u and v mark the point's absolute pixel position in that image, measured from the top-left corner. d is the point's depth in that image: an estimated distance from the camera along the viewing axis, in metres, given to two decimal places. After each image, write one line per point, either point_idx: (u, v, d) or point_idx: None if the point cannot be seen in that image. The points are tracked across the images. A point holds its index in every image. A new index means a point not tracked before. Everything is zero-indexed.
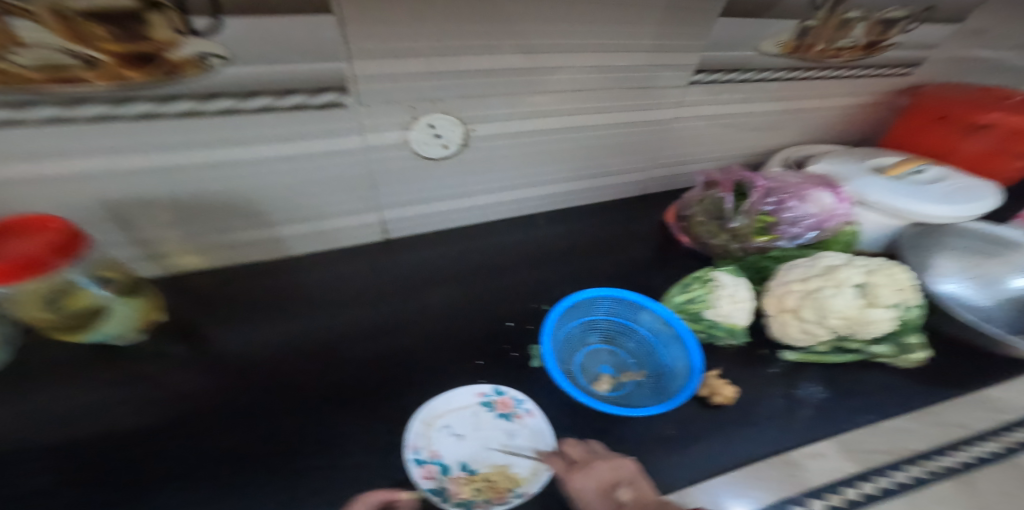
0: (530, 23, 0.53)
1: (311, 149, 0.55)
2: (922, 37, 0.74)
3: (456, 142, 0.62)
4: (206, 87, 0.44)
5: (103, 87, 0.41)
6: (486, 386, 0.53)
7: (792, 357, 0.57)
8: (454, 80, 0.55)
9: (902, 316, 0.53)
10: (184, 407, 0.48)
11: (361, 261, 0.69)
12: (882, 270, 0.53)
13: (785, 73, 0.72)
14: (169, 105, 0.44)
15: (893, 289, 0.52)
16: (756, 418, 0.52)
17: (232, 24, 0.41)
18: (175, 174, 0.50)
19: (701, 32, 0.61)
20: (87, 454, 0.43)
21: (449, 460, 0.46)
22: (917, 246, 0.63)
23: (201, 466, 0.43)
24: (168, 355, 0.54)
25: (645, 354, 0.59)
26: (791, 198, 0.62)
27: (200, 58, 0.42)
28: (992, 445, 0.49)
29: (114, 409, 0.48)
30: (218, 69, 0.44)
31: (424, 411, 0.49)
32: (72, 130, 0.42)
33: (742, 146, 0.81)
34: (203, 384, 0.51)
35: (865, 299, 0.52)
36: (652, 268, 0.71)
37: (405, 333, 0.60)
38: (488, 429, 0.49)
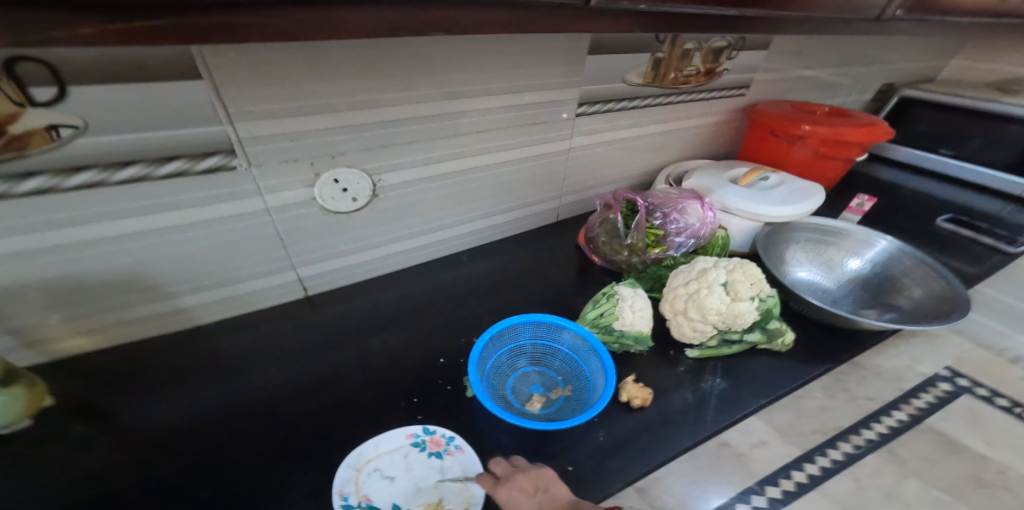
0: (423, 74, 0.56)
1: (210, 214, 0.53)
2: (746, 62, 0.88)
3: (366, 193, 0.62)
4: (68, 159, 0.42)
5: None
6: (417, 426, 0.53)
7: (694, 354, 0.62)
8: (355, 133, 0.56)
9: (762, 307, 0.60)
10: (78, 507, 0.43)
11: (278, 322, 0.66)
12: (739, 268, 0.60)
13: (656, 100, 0.81)
14: (22, 184, 0.41)
15: (750, 283, 0.59)
16: (674, 415, 0.55)
17: (89, 91, 0.40)
18: (48, 253, 0.46)
19: (577, 70, 0.68)
20: None
21: (380, 503, 0.45)
22: (768, 246, 0.71)
23: None
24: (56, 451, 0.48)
25: (570, 370, 0.62)
26: (672, 212, 0.68)
27: (51, 129, 0.40)
28: (869, 433, 0.59)
29: None
30: (70, 140, 0.42)
31: (353, 457, 0.48)
32: None
33: (634, 167, 0.90)
34: (101, 477, 0.46)
35: (729, 296, 0.58)
36: (569, 289, 0.75)
37: (334, 387, 0.58)
38: (421, 467, 0.49)
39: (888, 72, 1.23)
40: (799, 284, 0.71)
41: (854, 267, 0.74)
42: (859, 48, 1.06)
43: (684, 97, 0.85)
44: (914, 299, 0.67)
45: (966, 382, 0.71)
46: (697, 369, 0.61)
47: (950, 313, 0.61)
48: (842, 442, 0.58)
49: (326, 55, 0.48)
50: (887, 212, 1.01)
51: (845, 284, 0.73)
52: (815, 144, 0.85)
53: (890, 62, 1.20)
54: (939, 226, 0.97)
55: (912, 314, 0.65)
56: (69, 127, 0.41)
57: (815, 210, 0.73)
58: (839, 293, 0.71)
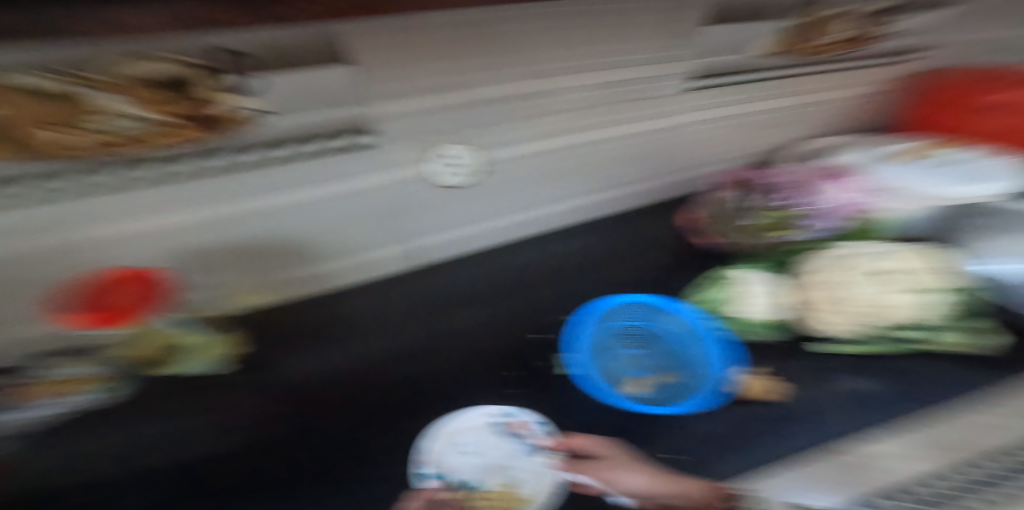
0: (534, 50, 0.57)
1: (347, 187, 0.59)
2: (902, 27, 0.76)
3: (476, 166, 0.65)
4: (252, 138, 0.49)
5: (179, 146, 0.47)
6: (497, 407, 0.51)
7: (837, 350, 0.56)
8: (471, 110, 0.59)
9: (931, 302, 0.52)
10: (241, 434, 0.48)
11: (394, 289, 0.70)
12: (897, 257, 0.54)
13: (780, 72, 0.74)
14: (227, 158, 0.49)
15: (911, 275, 0.52)
16: (815, 413, 0.49)
17: (271, 77, 0.46)
18: (246, 221, 0.57)
19: (693, 42, 0.65)
20: (141, 477, 0.43)
21: (457, 476, 0.43)
22: (949, 231, 0.60)
23: (254, 482, 0.43)
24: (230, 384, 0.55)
25: (673, 356, 0.58)
26: (802, 193, 0.64)
27: (245, 113, 0.47)
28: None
29: (167, 440, 0.47)
30: (265, 123, 0.49)
31: (437, 428, 0.48)
32: (168, 188, 0.50)
33: (753, 145, 0.83)
34: (257, 411, 0.51)
35: (883, 288, 0.52)
36: (680, 272, 0.71)
37: (442, 352, 0.61)
38: (501, 447, 0.46)
39: None
40: None
41: None
42: None
43: (815, 66, 0.77)
44: None
45: None
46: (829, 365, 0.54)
47: None
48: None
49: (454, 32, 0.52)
50: None
51: None
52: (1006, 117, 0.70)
53: None
54: None
55: None
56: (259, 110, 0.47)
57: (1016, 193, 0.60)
58: None
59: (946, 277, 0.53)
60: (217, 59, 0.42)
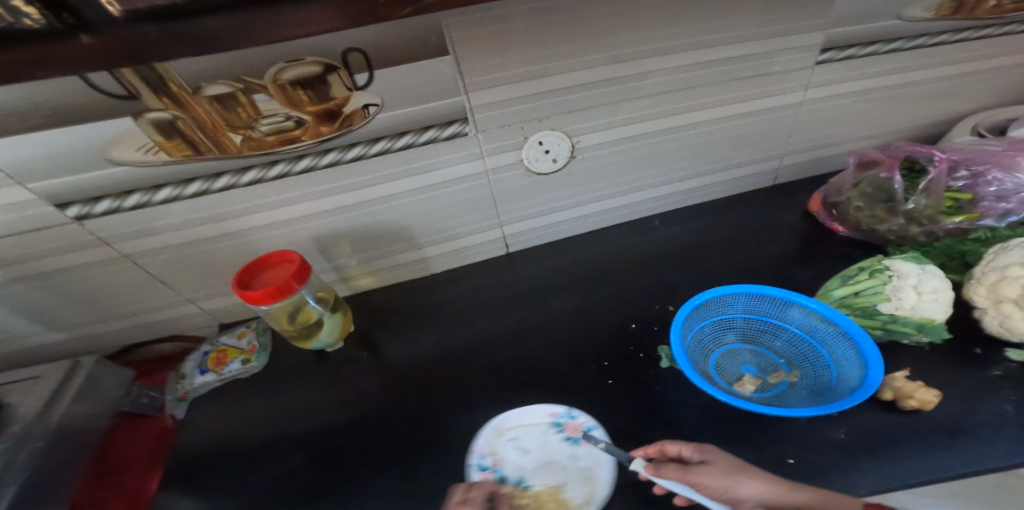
0: (618, 35, 0.54)
1: (446, 177, 0.61)
2: None
3: (564, 154, 0.64)
4: (369, 132, 0.53)
5: (309, 142, 0.50)
6: (559, 407, 0.52)
7: (1019, 356, 0.48)
8: (567, 96, 0.58)
9: None
10: (373, 409, 0.55)
11: (494, 274, 0.73)
12: None
13: (947, 37, 0.63)
14: (349, 152, 0.53)
15: None
16: (972, 427, 0.43)
17: (382, 73, 0.48)
18: (358, 210, 0.60)
19: (826, 11, 0.57)
20: (307, 443, 0.53)
21: (509, 471, 0.47)
22: None
23: (394, 455, 0.50)
24: (355, 360, 0.62)
25: (797, 354, 0.54)
26: (1000, 172, 0.54)
27: (364, 108, 0.50)
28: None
29: (319, 410, 0.56)
30: (376, 115, 0.51)
31: (497, 421, 0.51)
32: (291, 180, 0.54)
33: (898, 122, 0.73)
34: (383, 388, 0.58)
35: None
36: (802, 262, 0.65)
37: (537, 339, 0.62)
38: (554, 449, 0.49)
39: None
40: None
41: None
42: None
43: (997, 26, 0.63)
44: None
45: None
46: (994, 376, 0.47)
47: None
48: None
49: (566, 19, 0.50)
50: None
51: None
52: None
53: None
54: None
55: None
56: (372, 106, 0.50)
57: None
58: None
59: None
60: (343, 64, 0.46)
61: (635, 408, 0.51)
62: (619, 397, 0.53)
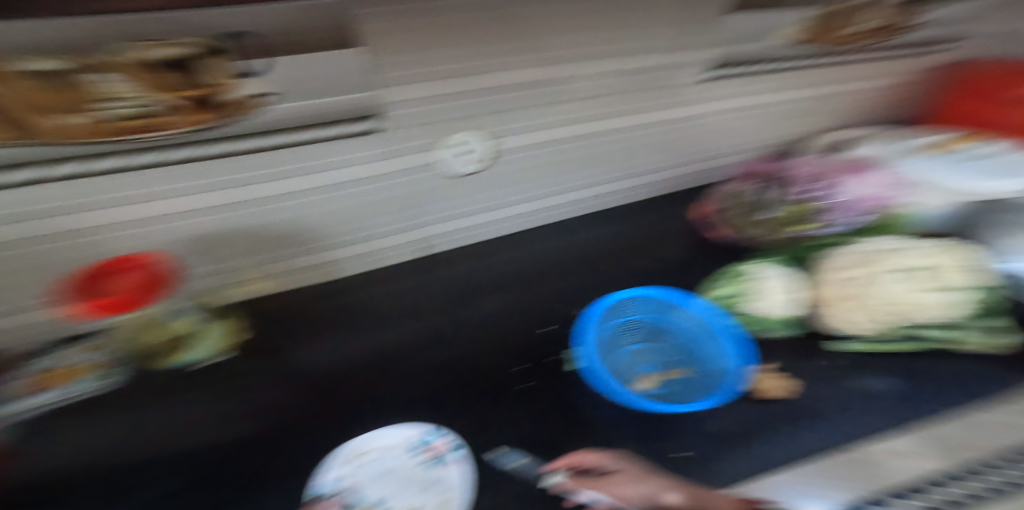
0: (548, 35, 0.54)
1: (357, 176, 0.58)
2: (949, 14, 0.71)
3: (486, 155, 0.63)
4: (265, 125, 0.48)
5: (182, 130, 0.44)
6: (425, 429, 0.48)
7: (856, 347, 0.54)
8: (477, 98, 0.57)
9: (963, 300, 0.49)
10: (271, 421, 0.50)
11: (403, 279, 0.70)
12: (927, 254, 0.51)
13: (807, 61, 0.71)
14: (241, 144, 0.48)
15: (941, 271, 0.49)
16: (825, 412, 0.48)
17: (280, 61, 0.43)
18: (259, 206, 0.56)
19: (717, 30, 0.61)
20: (184, 464, 0.46)
21: (354, 498, 0.42)
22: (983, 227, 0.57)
23: (286, 470, 0.45)
24: (241, 372, 0.56)
25: (687, 352, 0.57)
26: (826, 187, 0.63)
27: (254, 97, 0.45)
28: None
29: (200, 426, 0.50)
30: (272, 105, 0.47)
31: (353, 443, 0.47)
32: (165, 171, 0.48)
33: (774, 136, 0.80)
34: (284, 398, 0.53)
35: (910, 284, 0.49)
36: (692, 265, 0.70)
37: (454, 345, 0.60)
38: (410, 472, 0.44)
39: None
40: None
41: None
42: None
43: (847, 55, 0.73)
44: None
45: None
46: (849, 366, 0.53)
47: None
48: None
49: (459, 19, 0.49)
50: None
51: None
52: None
53: None
54: None
55: None
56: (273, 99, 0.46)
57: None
58: None
59: (978, 274, 0.51)
60: (227, 47, 0.40)
61: (541, 409, 0.51)
62: (539, 397, 0.53)
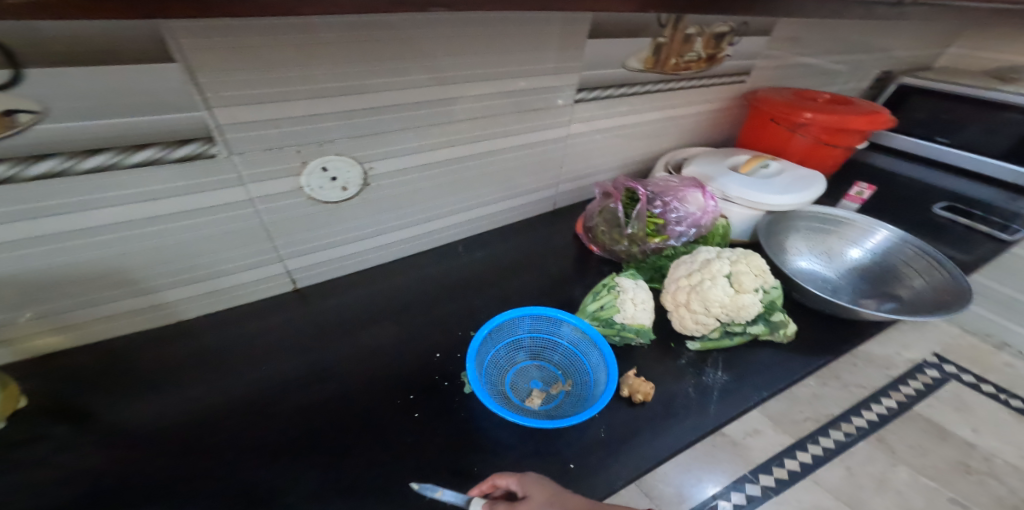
0: (439, 55, 0.53)
1: (190, 206, 0.49)
2: (746, 49, 0.85)
3: (355, 183, 0.58)
4: (33, 145, 0.38)
5: None
6: None
7: (696, 346, 0.57)
8: (339, 120, 0.51)
9: (768, 299, 0.55)
10: (90, 488, 0.44)
11: (265, 317, 0.62)
12: (744, 259, 0.55)
13: (655, 85, 0.78)
14: (23, 169, 0.38)
15: (757, 275, 0.54)
16: (677, 410, 0.51)
17: (36, 72, 0.35)
18: (44, 245, 0.44)
19: (576, 56, 0.65)
20: None
21: None
22: (771, 234, 0.67)
23: None
24: (47, 445, 0.47)
25: (573, 364, 0.56)
26: (671, 201, 0.66)
27: (7, 116, 0.35)
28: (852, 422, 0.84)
29: None
30: (29, 127, 0.37)
31: None
32: None
33: (635, 154, 0.88)
34: (108, 460, 0.46)
35: (733, 288, 0.53)
36: (570, 278, 0.72)
37: (335, 380, 0.56)
38: None
39: (899, 59, 1.19)
40: (800, 267, 0.67)
41: (861, 254, 0.69)
42: (862, 33, 1.01)
43: (686, 83, 0.82)
44: (915, 289, 0.62)
45: (858, 419, 0.84)
46: (695, 361, 0.56)
47: (950, 305, 0.56)
48: (820, 439, 0.79)
49: (280, 39, 0.43)
50: (884, 202, 0.97)
51: (855, 270, 0.67)
52: (815, 132, 0.82)
53: (893, 48, 1.14)
54: (935, 214, 0.92)
55: (913, 306, 0.60)
56: (25, 113, 0.36)
57: (813, 199, 0.70)
58: (841, 282, 0.66)
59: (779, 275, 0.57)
60: None
61: (416, 442, 0.49)
62: (418, 431, 0.50)
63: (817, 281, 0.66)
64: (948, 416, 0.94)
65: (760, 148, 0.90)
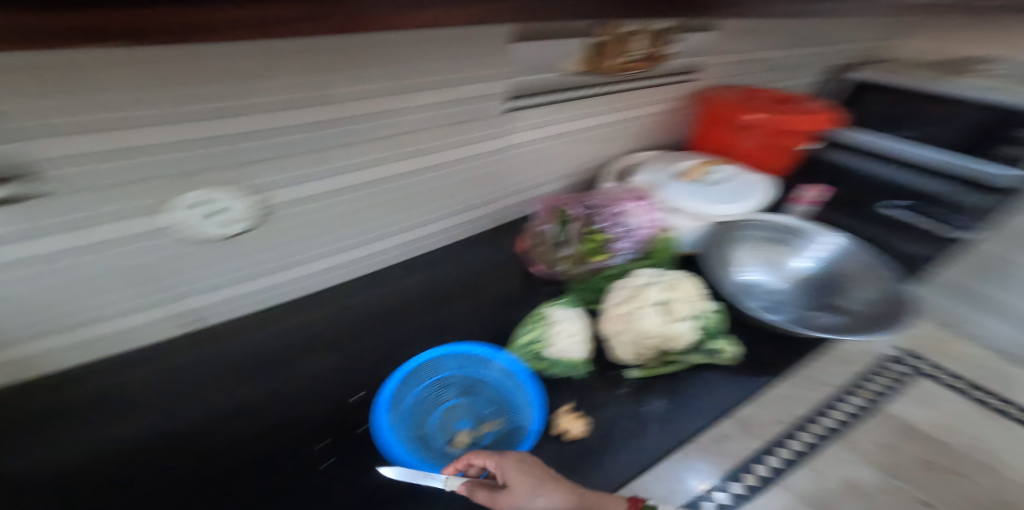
0: (391, 68, 0.50)
1: (21, 254, 0.41)
2: (692, 47, 0.80)
3: (249, 214, 0.51)
4: None
5: None
6: None
7: (634, 374, 0.52)
8: (219, 146, 0.45)
9: (704, 325, 0.51)
10: None
11: (157, 362, 0.54)
12: (677, 285, 0.51)
13: (594, 89, 0.73)
14: None
15: (688, 301, 0.50)
16: (614, 444, 0.47)
17: None
18: None
19: (502, 62, 0.59)
20: None
21: None
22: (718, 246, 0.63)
23: None
24: None
25: (505, 401, 0.50)
26: (614, 216, 0.63)
27: None
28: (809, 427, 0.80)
29: None
30: None
31: None
32: None
33: (582, 162, 0.83)
34: None
35: (665, 317, 0.49)
36: (511, 302, 0.66)
37: (235, 429, 0.49)
38: None
39: (852, 52, 1.18)
40: (749, 280, 0.63)
41: (809, 264, 0.65)
42: (811, 27, 0.99)
43: (630, 84, 0.78)
44: (862, 301, 0.59)
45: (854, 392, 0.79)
46: (636, 390, 0.52)
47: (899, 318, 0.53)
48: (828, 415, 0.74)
49: (117, 57, 0.36)
50: (841, 199, 0.95)
51: (803, 281, 0.64)
52: (762, 133, 0.79)
53: (844, 41, 1.12)
54: (883, 212, 0.90)
55: (861, 319, 0.57)
56: None
57: (757, 208, 0.67)
58: (790, 295, 0.63)
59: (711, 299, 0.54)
60: None
61: (320, 497, 0.43)
62: (326, 485, 0.44)
63: (766, 295, 0.62)
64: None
65: (708, 151, 0.87)
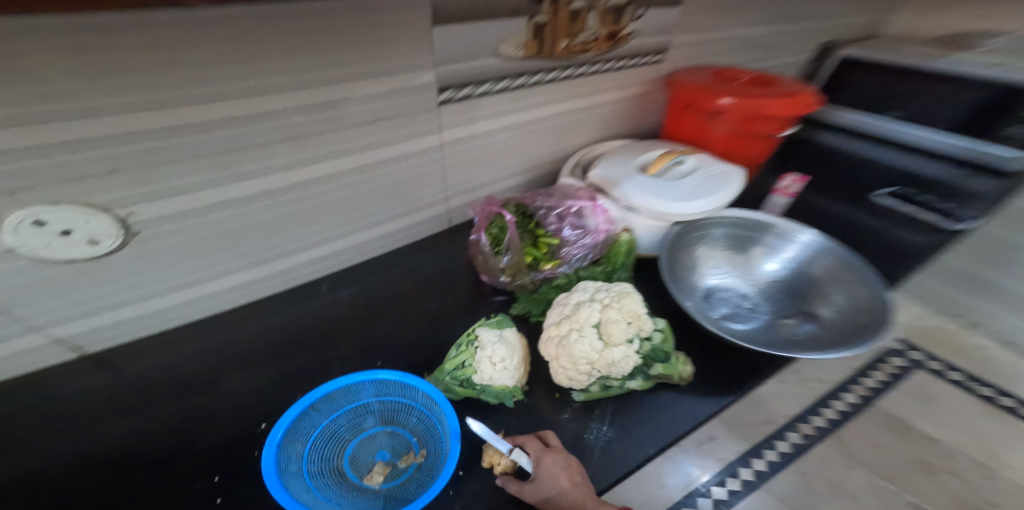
0: (279, 60, 0.43)
1: None
2: (654, 24, 0.72)
3: (108, 233, 0.43)
4: None
5: None
6: None
7: (579, 398, 0.46)
8: (56, 155, 0.37)
9: (648, 346, 0.45)
10: None
11: (31, 392, 0.47)
12: (617, 304, 0.45)
13: (543, 75, 0.65)
14: None
15: (630, 321, 0.45)
16: None
17: None
18: None
19: (424, 48, 0.52)
20: None
21: None
22: (680, 249, 0.58)
23: None
24: None
25: (429, 432, 0.44)
26: (565, 219, 0.58)
27: None
28: (802, 429, 0.77)
29: None
30: None
31: None
32: None
33: (539, 156, 0.75)
34: None
35: (602, 340, 0.43)
36: (453, 314, 0.60)
37: (114, 466, 0.42)
38: None
39: (842, 28, 1.08)
40: (712, 286, 0.58)
41: (781, 266, 0.59)
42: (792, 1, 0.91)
43: (588, 68, 0.70)
44: (836, 307, 0.53)
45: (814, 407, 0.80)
46: (580, 414, 0.45)
47: (872, 331, 0.47)
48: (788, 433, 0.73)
49: None
50: (829, 188, 0.88)
51: (773, 285, 0.59)
52: (733, 119, 0.72)
53: (831, 16, 1.03)
54: (877, 201, 0.83)
55: (833, 329, 0.51)
56: None
57: (729, 201, 0.60)
58: (757, 301, 0.57)
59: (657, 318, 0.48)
60: None
61: None
62: None
63: (729, 301, 0.57)
64: (901, 405, 0.93)
65: (680, 140, 0.80)
